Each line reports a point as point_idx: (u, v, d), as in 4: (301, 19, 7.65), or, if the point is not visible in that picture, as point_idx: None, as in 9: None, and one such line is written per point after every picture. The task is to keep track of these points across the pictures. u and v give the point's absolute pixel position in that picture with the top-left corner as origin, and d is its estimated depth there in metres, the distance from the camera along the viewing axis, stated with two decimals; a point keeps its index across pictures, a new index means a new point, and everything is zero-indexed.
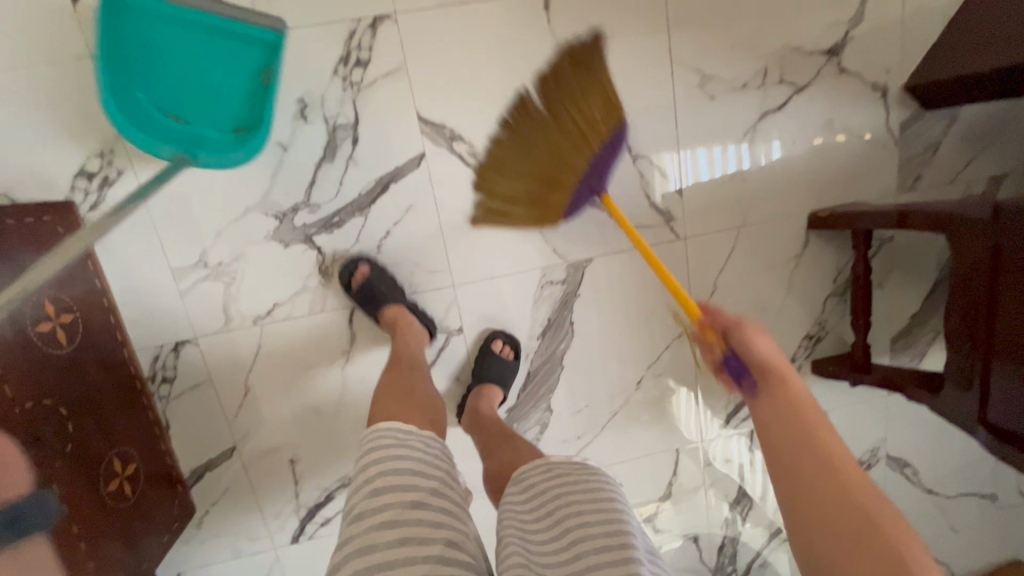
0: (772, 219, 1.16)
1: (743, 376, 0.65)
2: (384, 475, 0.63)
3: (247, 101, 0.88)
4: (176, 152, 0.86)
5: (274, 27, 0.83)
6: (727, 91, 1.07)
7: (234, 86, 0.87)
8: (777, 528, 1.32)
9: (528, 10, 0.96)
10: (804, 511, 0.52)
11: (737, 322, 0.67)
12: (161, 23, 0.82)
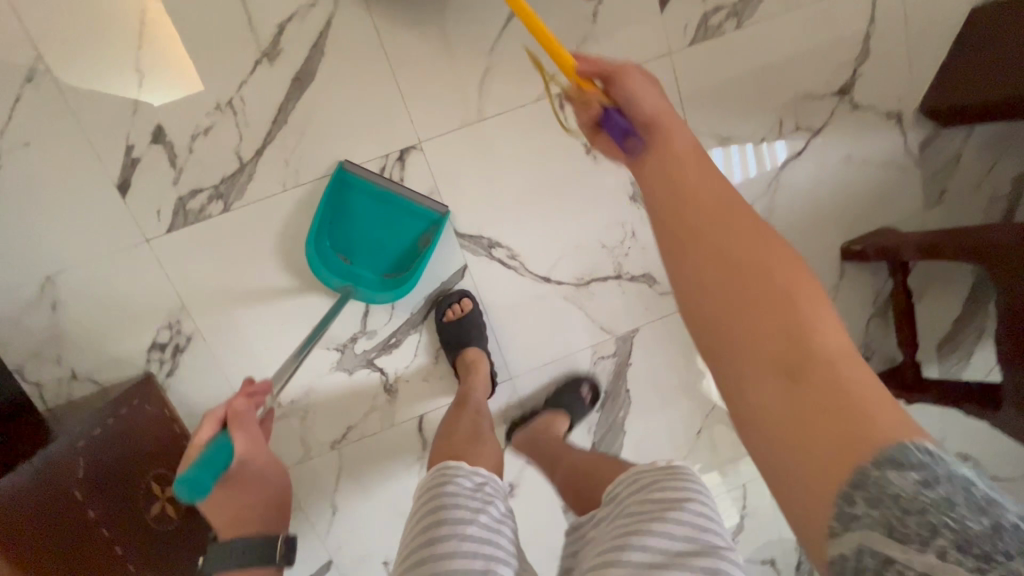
0: (806, 256, 1.18)
1: (628, 135, 0.57)
2: (432, 515, 0.59)
3: (405, 257, 0.99)
4: (341, 285, 0.95)
5: (443, 209, 0.97)
6: (745, 149, 1.09)
7: (398, 242, 0.99)
8: None
9: (546, 112, 0.99)
10: (737, 375, 0.42)
11: (618, 67, 0.59)
12: (364, 191, 0.96)
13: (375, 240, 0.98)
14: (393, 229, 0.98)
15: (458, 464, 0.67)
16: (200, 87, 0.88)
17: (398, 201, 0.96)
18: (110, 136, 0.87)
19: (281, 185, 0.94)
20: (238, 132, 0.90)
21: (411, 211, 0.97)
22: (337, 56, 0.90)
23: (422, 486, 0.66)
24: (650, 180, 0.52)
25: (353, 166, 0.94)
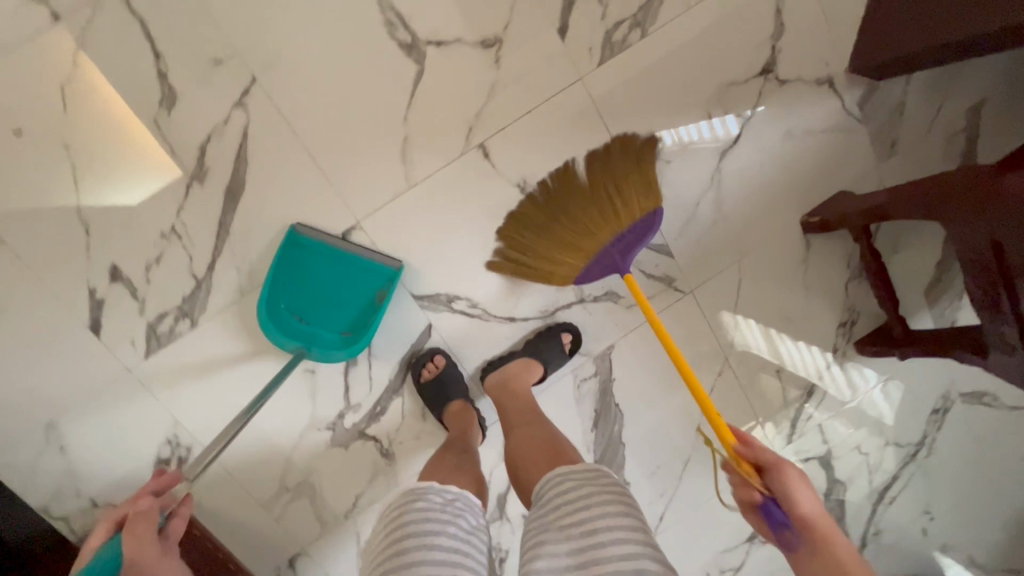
0: (767, 237, 1.18)
1: (783, 529, 0.66)
2: (410, 527, 0.67)
3: (362, 313, 1.00)
4: (296, 346, 0.96)
5: (397, 265, 1.00)
6: (679, 151, 1.09)
7: (354, 300, 1.00)
8: (876, 497, 1.41)
9: (474, 165, 1.02)
10: None
11: (777, 464, 0.68)
12: (318, 252, 0.98)
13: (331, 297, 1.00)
14: (348, 287, 1.00)
15: (428, 484, 0.74)
16: (176, 171, 0.92)
17: (351, 259, 0.98)
18: (74, 283, 0.94)
19: (239, 291, 0.98)
20: (188, 252, 0.95)
21: (366, 268, 0.99)
22: (262, 162, 0.94)
23: (392, 503, 0.72)
24: (801, 555, 0.65)
25: (304, 228, 0.97)
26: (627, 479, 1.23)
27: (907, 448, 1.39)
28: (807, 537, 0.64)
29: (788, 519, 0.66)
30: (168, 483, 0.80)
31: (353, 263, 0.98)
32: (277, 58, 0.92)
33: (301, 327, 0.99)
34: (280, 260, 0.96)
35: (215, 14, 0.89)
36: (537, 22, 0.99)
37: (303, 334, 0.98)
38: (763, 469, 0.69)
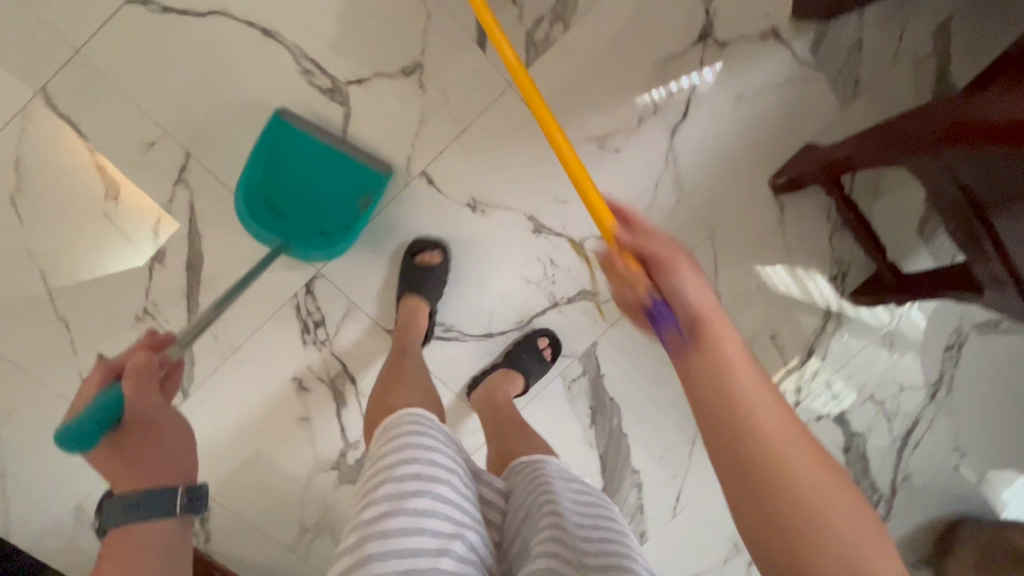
0: (737, 205, 1.14)
1: (667, 324, 0.55)
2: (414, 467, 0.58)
3: (345, 212, 0.98)
4: (274, 240, 0.93)
5: (387, 170, 0.97)
6: (628, 137, 1.06)
7: (338, 196, 0.98)
8: (901, 442, 1.38)
9: (421, 194, 1.02)
10: (740, 481, 0.44)
11: (669, 247, 0.58)
12: (304, 149, 0.95)
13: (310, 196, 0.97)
14: (331, 180, 0.97)
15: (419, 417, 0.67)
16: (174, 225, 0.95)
17: (338, 156, 0.95)
18: (65, 378, 0.98)
19: (222, 356, 1.03)
20: (163, 330, 0.99)
21: (354, 168, 0.97)
22: (214, 232, 0.96)
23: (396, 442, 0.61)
24: (694, 364, 0.50)
25: (289, 114, 0.94)
26: (635, 468, 1.25)
27: (925, 390, 1.34)
28: (694, 331, 0.52)
29: (676, 312, 0.54)
30: (163, 342, 0.77)
31: (339, 157, 0.95)
32: (209, 130, 0.93)
33: (277, 219, 0.95)
34: (262, 144, 0.93)
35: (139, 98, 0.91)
36: (455, 38, 0.96)
37: (283, 229, 0.94)
38: (647, 261, 0.58)
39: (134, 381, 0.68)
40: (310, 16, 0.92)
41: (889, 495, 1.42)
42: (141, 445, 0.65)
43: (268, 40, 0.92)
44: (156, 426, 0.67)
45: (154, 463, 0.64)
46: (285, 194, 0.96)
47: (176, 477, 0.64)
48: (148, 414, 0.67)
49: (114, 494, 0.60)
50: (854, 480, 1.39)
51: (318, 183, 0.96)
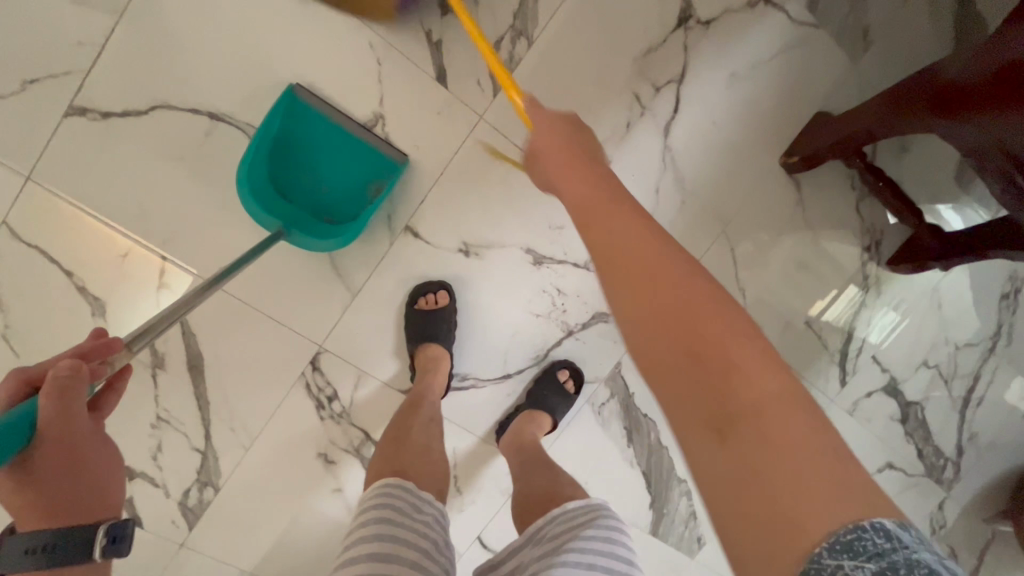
0: (750, 193, 1.04)
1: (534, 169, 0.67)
2: (386, 531, 0.62)
3: (352, 203, 0.90)
4: (276, 223, 0.83)
5: (403, 159, 0.90)
6: (618, 145, 0.96)
7: (345, 182, 0.90)
8: (962, 402, 1.29)
9: (410, 249, 0.96)
10: (683, 379, 0.39)
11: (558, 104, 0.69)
12: (317, 134, 0.88)
13: (318, 180, 0.89)
14: (339, 168, 0.89)
15: (408, 484, 0.70)
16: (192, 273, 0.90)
17: (351, 140, 0.88)
18: None
19: (245, 446, 1.01)
20: (182, 431, 0.98)
21: (367, 153, 0.89)
22: (211, 328, 0.95)
23: (373, 497, 0.68)
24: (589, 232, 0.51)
25: (302, 91, 0.86)
26: (682, 477, 1.21)
27: (982, 344, 1.26)
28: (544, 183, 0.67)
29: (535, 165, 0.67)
30: (105, 346, 0.58)
31: (353, 142, 0.88)
32: (178, 229, 0.88)
33: (281, 202, 0.86)
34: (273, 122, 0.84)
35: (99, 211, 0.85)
36: (414, 79, 0.88)
37: (288, 215, 0.85)
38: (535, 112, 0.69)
39: (49, 400, 0.51)
40: (255, 88, 0.85)
41: (957, 457, 1.34)
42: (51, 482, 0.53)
43: (217, 124, 0.85)
44: (77, 465, 0.55)
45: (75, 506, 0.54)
46: (288, 177, 0.88)
47: (93, 508, 0.56)
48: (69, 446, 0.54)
49: (18, 531, 0.52)
50: (917, 448, 1.32)
51: (328, 170, 0.89)
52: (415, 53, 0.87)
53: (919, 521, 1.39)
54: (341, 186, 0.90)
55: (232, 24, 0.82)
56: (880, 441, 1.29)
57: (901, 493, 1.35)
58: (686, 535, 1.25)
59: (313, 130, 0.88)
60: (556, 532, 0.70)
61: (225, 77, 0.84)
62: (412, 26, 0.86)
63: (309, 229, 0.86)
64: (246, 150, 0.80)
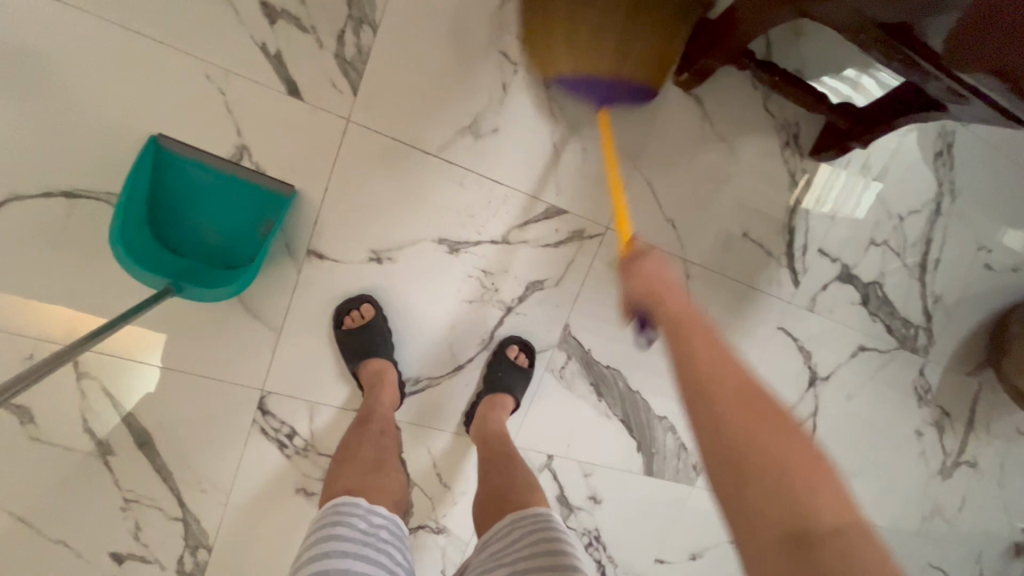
0: (651, 122, 1.00)
1: None
2: (318, 555, 0.63)
3: (246, 245, 0.87)
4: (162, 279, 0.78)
5: (287, 189, 0.86)
6: (500, 111, 0.92)
7: (234, 225, 0.86)
8: (919, 270, 1.29)
9: (319, 271, 0.93)
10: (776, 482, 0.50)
11: None
12: (195, 182, 0.84)
13: (205, 230, 0.85)
14: (224, 214, 0.85)
15: (355, 499, 0.71)
16: (163, 337, 0.90)
17: (231, 181, 0.84)
18: None
19: (222, 503, 1.01)
20: (156, 505, 0.98)
21: (249, 191, 0.85)
22: (147, 403, 0.93)
23: (314, 522, 0.69)
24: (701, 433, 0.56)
25: (167, 145, 0.81)
26: (662, 414, 1.22)
27: (926, 209, 1.24)
28: None
29: None
30: None
31: (233, 183, 0.84)
32: (75, 316, 0.85)
33: (170, 258, 0.82)
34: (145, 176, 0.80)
35: (4, 325, 0.82)
36: (266, 102, 0.83)
37: (182, 273, 0.81)
38: None
39: None
40: (102, 154, 0.80)
41: (926, 323, 1.35)
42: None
43: (76, 203, 0.81)
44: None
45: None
46: (172, 232, 0.84)
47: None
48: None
49: None
50: (886, 325, 1.32)
51: (213, 217, 0.85)
52: (257, 73, 0.81)
53: (904, 392, 1.41)
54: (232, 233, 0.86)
55: (51, 95, 0.76)
56: (847, 328, 1.29)
57: (881, 371, 1.37)
58: (682, 466, 1.28)
59: (190, 179, 0.83)
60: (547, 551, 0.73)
61: (64, 151, 0.78)
62: (243, 46, 0.80)
63: (204, 281, 0.82)
64: (118, 206, 0.75)
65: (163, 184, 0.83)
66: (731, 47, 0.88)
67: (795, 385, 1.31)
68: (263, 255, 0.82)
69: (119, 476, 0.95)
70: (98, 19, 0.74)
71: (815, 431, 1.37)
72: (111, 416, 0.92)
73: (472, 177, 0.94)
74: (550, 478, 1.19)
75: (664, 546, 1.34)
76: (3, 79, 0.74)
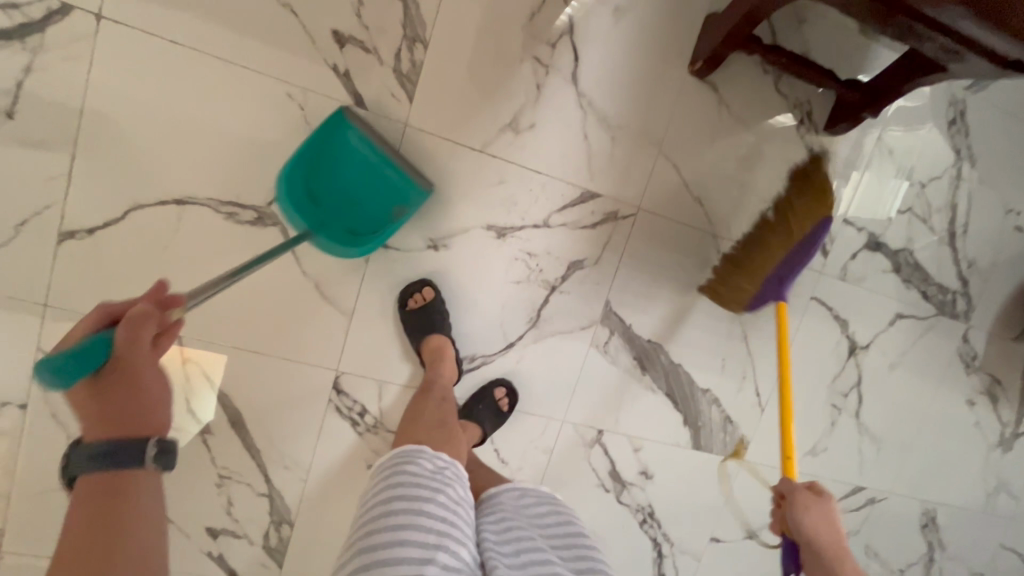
0: (672, 108, 1.10)
1: None
2: (395, 486, 0.72)
3: (373, 219, 0.99)
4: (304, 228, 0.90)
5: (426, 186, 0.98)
6: (536, 108, 1.04)
7: (371, 199, 0.98)
8: (947, 235, 1.32)
9: (384, 259, 1.05)
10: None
11: None
12: (355, 155, 0.95)
13: (346, 195, 0.97)
14: (367, 188, 0.97)
15: (420, 447, 0.79)
16: (221, 358, 1.03)
17: (384, 164, 0.96)
18: (195, 559, 1.09)
19: (304, 479, 1.11)
20: (246, 482, 1.08)
21: (394, 177, 0.97)
22: (239, 386, 1.05)
23: (385, 463, 0.78)
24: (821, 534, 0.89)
25: (353, 113, 0.96)
26: (705, 387, 1.27)
27: (947, 175, 1.29)
28: None
29: None
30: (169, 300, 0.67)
31: (386, 166, 0.96)
32: None
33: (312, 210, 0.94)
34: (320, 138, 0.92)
35: None
36: (337, 113, 0.97)
37: (323, 221, 0.95)
38: None
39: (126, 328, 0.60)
40: (205, 165, 0.95)
41: (963, 289, 1.37)
42: (113, 392, 0.59)
43: (184, 207, 0.95)
44: (109, 541, 0.49)
45: (144, 417, 0.59)
46: (319, 184, 0.96)
47: (144, 430, 0.58)
48: (88, 531, 0.50)
49: (82, 441, 0.56)
50: (921, 292, 1.35)
51: (357, 187, 0.97)
52: (330, 90, 0.96)
53: (950, 360, 1.42)
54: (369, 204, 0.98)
55: (166, 118, 0.92)
56: (882, 296, 1.32)
57: (922, 339, 1.38)
58: (729, 440, 1.31)
59: (352, 151, 0.95)
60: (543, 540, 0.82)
61: (175, 164, 0.94)
62: (318, 67, 0.94)
63: (333, 235, 0.96)
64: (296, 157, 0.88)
65: (329, 143, 0.95)
66: (739, 34, 0.98)
67: (836, 356, 1.34)
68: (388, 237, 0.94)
69: (216, 454, 1.06)
70: (204, 54, 0.91)
71: (861, 403, 1.38)
72: (211, 404, 1.04)
73: (513, 168, 1.06)
74: (601, 453, 1.25)
75: (718, 524, 1.36)
76: (129, 107, 0.90)
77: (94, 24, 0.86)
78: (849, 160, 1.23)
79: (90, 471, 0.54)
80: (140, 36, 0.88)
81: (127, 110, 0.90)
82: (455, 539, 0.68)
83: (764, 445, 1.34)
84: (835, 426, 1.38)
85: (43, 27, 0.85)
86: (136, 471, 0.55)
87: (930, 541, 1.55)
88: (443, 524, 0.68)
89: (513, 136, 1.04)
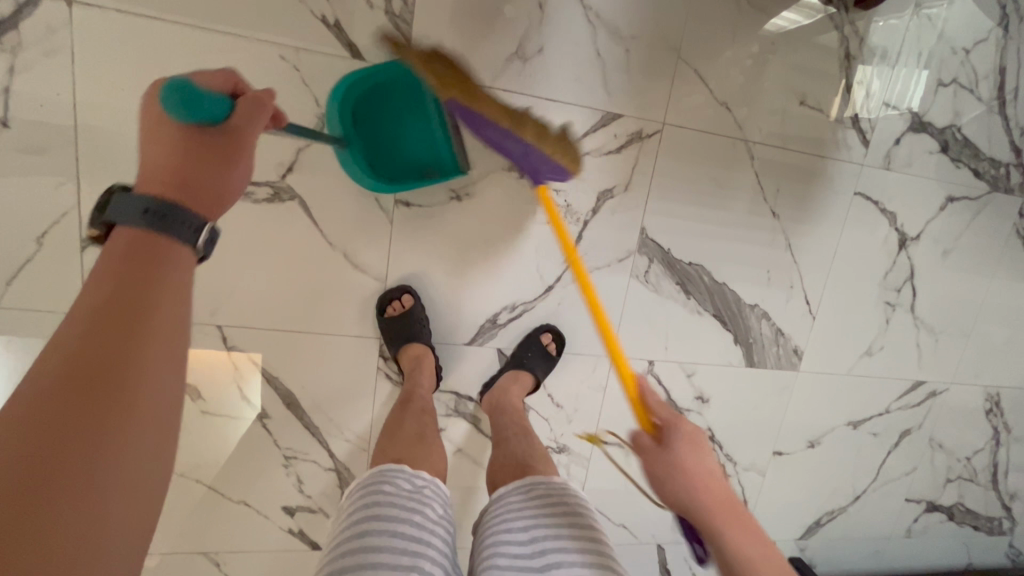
0: (687, 7, 1.02)
1: None
2: (370, 504, 0.70)
3: (398, 167, 0.96)
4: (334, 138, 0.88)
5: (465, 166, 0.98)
6: (542, 30, 0.97)
7: (409, 148, 0.95)
8: (997, 103, 1.23)
9: (408, 218, 1.01)
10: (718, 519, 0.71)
11: None
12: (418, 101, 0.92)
13: (385, 130, 0.93)
14: (410, 134, 0.94)
15: (398, 465, 0.78)
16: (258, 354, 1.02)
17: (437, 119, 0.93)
18: (278, 537, 1.13)
19: (366, 448, 1.12)
20: (311, 459, 1.10)
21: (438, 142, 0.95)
22: (287, 368, 1.04)
23: (363, 481, 0.76)
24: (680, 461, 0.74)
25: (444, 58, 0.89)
26: (753, 302, 1.23)
27: (992, 35, 1.18)
28: None
29: None
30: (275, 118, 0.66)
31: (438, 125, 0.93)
32: (216, 297, 0.97)
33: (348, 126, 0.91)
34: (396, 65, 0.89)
35: None
36: (335, 67, 0.91)
37: (361, 142, 0.92)
38: None
39: (243, 109, 0.57)
40: None
41: (1017, 159, 1.29)
42: (196, 151, 0.51)
43: None
44: (155, 283, 0.43)
45: (207, 193, 0.50)
46: (370, 107, 0.92)
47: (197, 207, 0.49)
48: (109, 305, 0.41)
49: (133, 190, 0.47)
50: (972, 169, 1.26)
51: (400, 129, 0.94)
52: (322, 45, 0.90)
53: (1007, 238, 1.35)
54: (413, 143, 0.95)
55: None
56: (930, 179, 1.25)
57: (975, 220, 1.31)
58: (782, 352, 1.28)
59: (418, 95, 0.92)
60: (550, 518, 0.75)
61: None
62: (308, 21, 0.88)
63: (365, 161, 0.93)
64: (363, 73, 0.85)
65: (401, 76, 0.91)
66: None
67: (886, 251, 1.28)
68: (402, 190, 0.92)
69: (276, 437, 1.07)
70: (185, 25, 0.85)
71: (915, 295, 1.33)
72: (260, 387, 1.04)
73: (526, 100, 0.99)
74: (655, 382, 1.23)
75: (779, 437, 1.35)
76: (121, 97, 0.86)
77: (67, 11, 0.81)
78: (886, 37, 1.13)
79: (130, 223, 0.45)
80: (115, 17, 0.82)
81: (118, 100, 0.86)
82: (433, 560, 0.67)
83: (818, 352, 1.31)
84: (890, 323, 1.34)
85: (15, 23, 0.80)
86: (178, 243, 0.46)
87: (996, 426, 1.52)
88: (418, 545, 0.67)
89: (523, 65, 0.97)
